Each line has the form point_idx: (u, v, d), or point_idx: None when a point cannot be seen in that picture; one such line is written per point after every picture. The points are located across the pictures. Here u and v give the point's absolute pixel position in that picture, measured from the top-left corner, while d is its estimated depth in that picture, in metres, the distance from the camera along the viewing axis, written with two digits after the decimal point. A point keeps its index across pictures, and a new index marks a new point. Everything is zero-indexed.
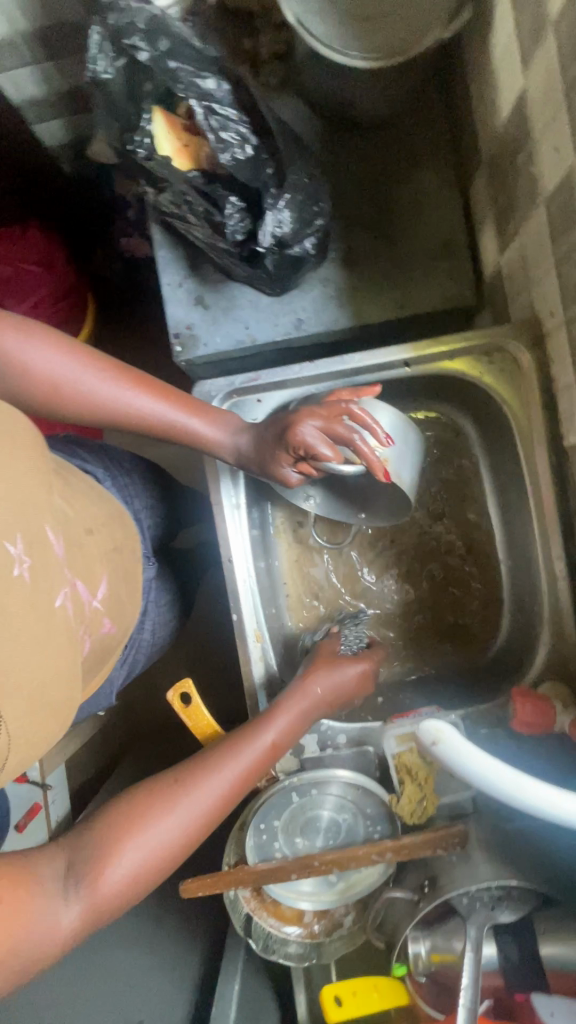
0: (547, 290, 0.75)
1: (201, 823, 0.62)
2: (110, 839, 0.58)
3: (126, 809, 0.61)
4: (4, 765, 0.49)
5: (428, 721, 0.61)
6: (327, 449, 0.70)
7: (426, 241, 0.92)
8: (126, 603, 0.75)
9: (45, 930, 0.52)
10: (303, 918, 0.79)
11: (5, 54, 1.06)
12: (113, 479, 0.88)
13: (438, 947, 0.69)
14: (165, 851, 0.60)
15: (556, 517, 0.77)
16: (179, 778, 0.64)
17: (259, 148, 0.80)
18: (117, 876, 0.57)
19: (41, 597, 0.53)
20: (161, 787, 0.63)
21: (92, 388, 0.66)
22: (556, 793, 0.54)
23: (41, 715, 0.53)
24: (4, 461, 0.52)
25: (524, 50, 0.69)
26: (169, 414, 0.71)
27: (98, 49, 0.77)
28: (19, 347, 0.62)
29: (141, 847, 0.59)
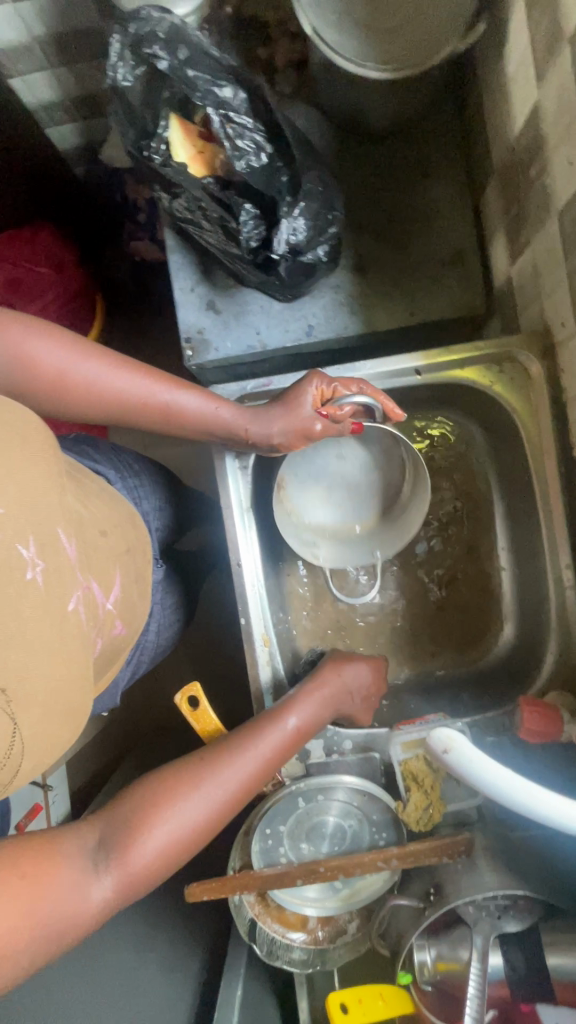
0: (558, 301, 0.76)
1: (225, 803, 0.63)
2: (134, 819, 0.59)
3: (149, 790, 0.61)
4: (19, 770, 0.50)
5: (439, 728, 0.61)
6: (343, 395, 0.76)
7: (437, 249, 0.92)
8: (137, 605, 0.75)
9: (74, 906, 0.52)
10: (307, 924, 0.79)
11: (22, 59, 1.07)
12: (122, 480, 0.88)
13: (443, 955, 0.69)
14: (189, 831, 0.60)
15: (564, 525, 0.78)
16: (203, 759, 0.65)
17: (274, 156, 0.81)
18: (144, 855, 0.57)
19: (55, 600, 0.53)
20: (183, 769, 0.63)
21: (113, 383, 0.68)
22: (566, 803, 0.54)
23: (56, 718, 0.53)
24: (15, 464, 0.52)
25: (539, 63, 0.70)
26: (190, 401, 0.73)
27: (117, 57, 0.77)
28: (42, 347, 0.63)
29: (167, 826, 0.59)
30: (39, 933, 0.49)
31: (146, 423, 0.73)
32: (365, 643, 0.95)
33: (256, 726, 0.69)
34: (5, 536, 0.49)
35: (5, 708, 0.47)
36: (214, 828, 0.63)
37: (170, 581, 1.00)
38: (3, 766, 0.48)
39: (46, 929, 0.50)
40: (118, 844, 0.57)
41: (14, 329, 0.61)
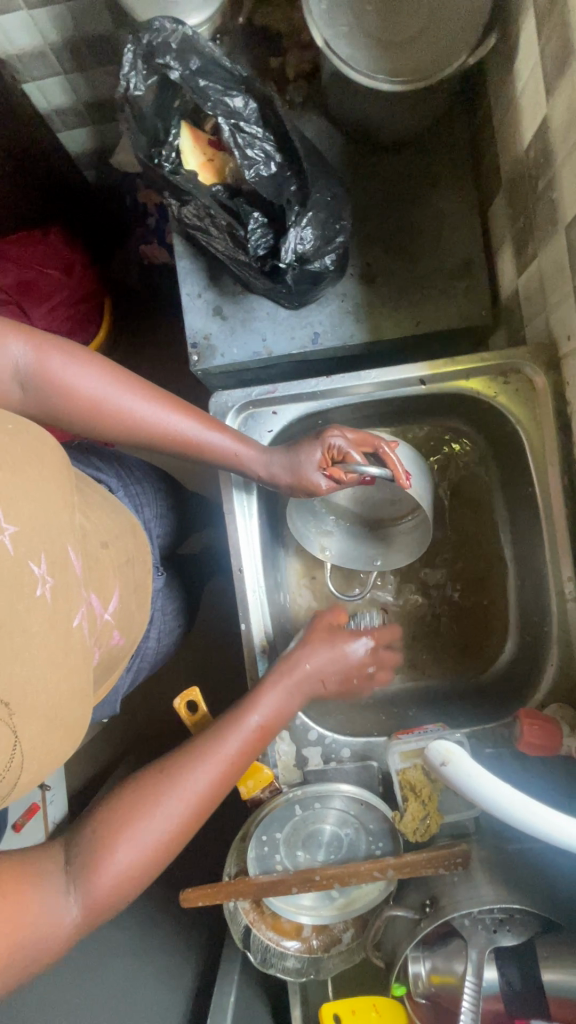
0: (564, 313, 0.76)
1: (190, 817, 0.60)
2: (101, 838, 0.57)
3: (117, 804, 0.60)
4: (17, 783, 0.50)
5: (438, 742, 0.61)
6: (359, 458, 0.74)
7: (444, 258, 0.93)
8: (136, 615, 0.76)
9: (39, 933, 0.51)
10: (302, 932, 0.79)
11: (36, 64, 1.08)
12: (124, 487, 0.88)
13: (438, 967, 0.69)
14: (158, 843, 0.59)
15: (567, 538, 0.77)
16: (167, 771, 0.62)
17: (283, 166, 0.82)
18: (111, 874, 0.56)
19: (61, 615, 0.53)
20: (150, 779, 0.61)
21: (114, 400, 0.66)
22: (564, 821, 0.53)
23: (54, 733, 0.53)
24: (29, 484, 0.53)
25: (549, 77, 0.70)
26: (189, 428, 0.71)
27: (130, 67, 0.77)
28: (41, 360, 0.62)
29: (138, 839, 0.58)
30: (6, 959, 0.49)
31: (142, 445, 0.71)
32: None
33: (222, 728, 0.66)
34: (17, 552, 0.50)
35: (7, 721, 0.48)
36: (185, 837, 0.61)
37: (171, 586, 1.01)
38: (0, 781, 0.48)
39: (11, 957, 0.49)
40: (83, 867, 0.56)
41: (17, 339, 0.61)
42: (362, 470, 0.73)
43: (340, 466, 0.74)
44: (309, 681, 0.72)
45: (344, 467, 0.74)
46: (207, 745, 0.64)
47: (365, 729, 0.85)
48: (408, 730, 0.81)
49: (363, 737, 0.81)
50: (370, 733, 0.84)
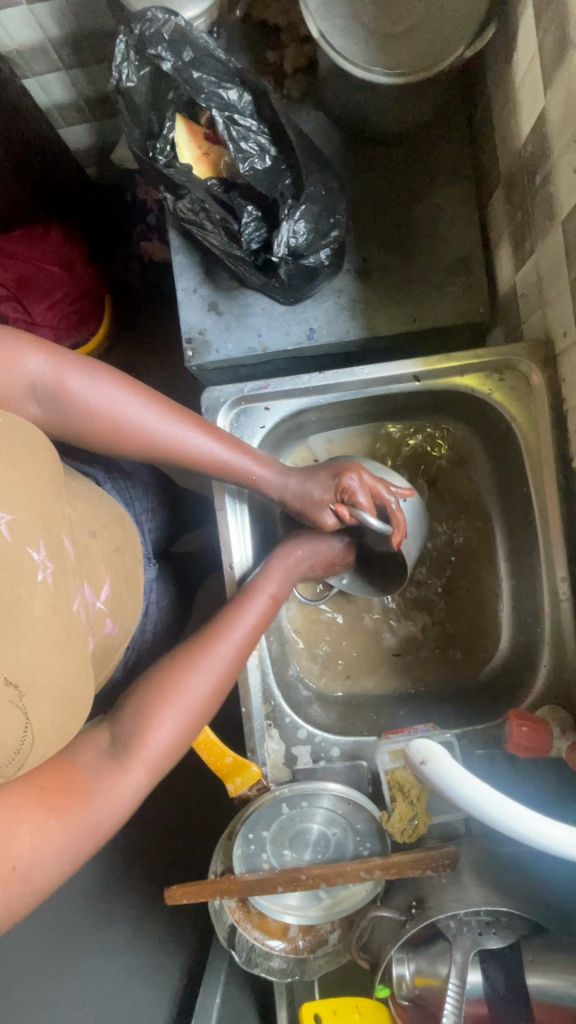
0: (561, 310, 0.75)
1: (221, 679, 0.66)
2: (140, 715, 0.61)
3: (147, 687, 0.64)
4: (26, 762, 0.49)
5: (418, 739, 0.60)
6: (365, 502, 0.75)
7: (441, 255, 0.92)
8: (128, 601, 0.75)
9: (106, 807, 0.55)
10: (288, 933, 0.78)
11: (36, 59, 1.08)
12: (112, 482, 0.89)
13: (422, 970, 0.68)
14: (196, 710, 0.64)
15: (562, 539, 0.77)
16: (191, 650, 0.67)
17: (278, 159, 0.81)
18: (160, 741, 0.61)
19: (62, 598, 0.53)
20: (174, 660, 0.66)
21: (130, 416, 0.66)
22: (557, 829, 0.52)
23: (64, 709, 0.52)
24: (25, 473, 0.52)
25: (547, 71, 0.69)
26: (200, 443, 0.70)
27: (122, 57, 0.77)
28: (51, 371, 0.60)
29: (177, 707, 0.63)
30: (75, 839, 0.52)
31: (150, 460, 0.70)
32: (357, 650, 0.94)
33: (234, 607, 0.72)
34: (15, 540, 0.49)
35: (17, 701, 0.47)
36: (215, 705, 0.67)
37: (165, 581, 1.00)
38: (10, 763, 0.47)
39: (80, 836, 0.52)
40: (130, 741, 0.60)
41: (26, 348, 0.59)
42: (364, 519, 0.74)
43: (346, 509, 0.75)
44: (300, 564, 0.80)
45: (349, 509, 0.75)
46: (220, 623, 0.71)
47: (355, 728, 0.84)
48: (397, 730, 0.81)
49: (353, 736, 0.81)
50: (360, 733, 0.83)
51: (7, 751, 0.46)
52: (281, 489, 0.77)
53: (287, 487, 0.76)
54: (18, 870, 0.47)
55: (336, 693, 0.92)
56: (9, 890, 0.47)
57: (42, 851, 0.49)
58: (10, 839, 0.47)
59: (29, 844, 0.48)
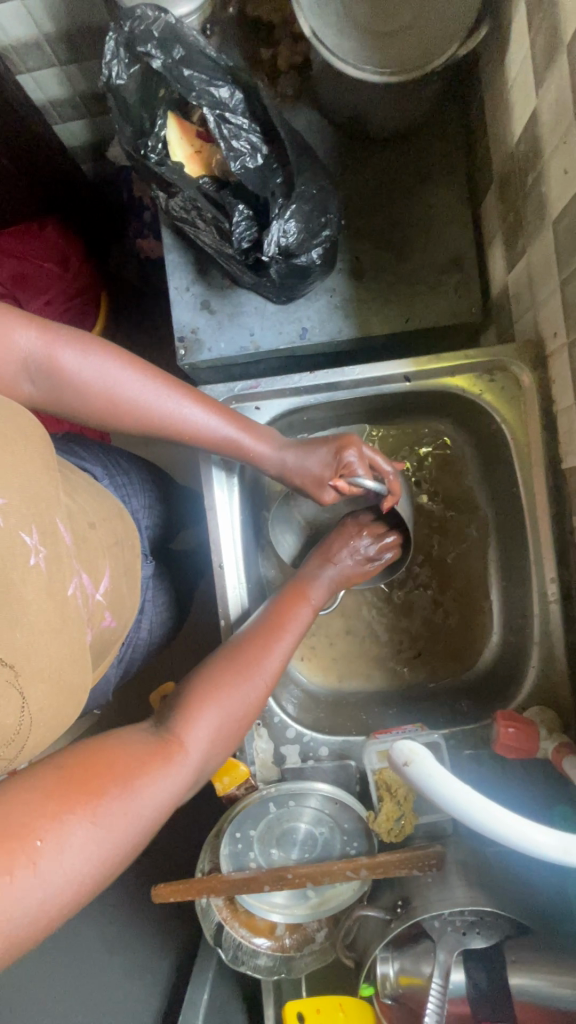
0: (551, 311, 0.75)
1: (264, 688, 0.64)
2: (185, 712, 0.57)
3: (189, 690, 0.60)
4: (22, 747, 0.48)
5: (401, 742, 0.60)
6: (363, 472, 0.76)
7: (434, 255, 0.92)
8: (127, 598, 0.75)
9: (149, 801, 0.48)
10: (275, 930, 0.79)
11: (30, 55, 1.07)
12: (110, 480, 0.88)
13: (406, 969, 0.68)
14: (240, 716, 0.61)
15: (550, 538, 0.77)
16: (234, 655, 0.66)
17: (270, 157, 0.81)
18: (205, 739, 0.56)
19: (57, 583, 0.53)
20: (212, 668, 0.63)
21: (127, 391, 0.65)
22: (537, 829, 0.53)
23: (59, 695, 0.52)
24: (15, 457, 0.51)
25: (538, 70, 0.69)
26: (199, 417, 0.70)
27: (112, 54, 0.77)
28: (43, 346, 0.60)
29: (220, 709, 0.59)
30: (112, 829, 0.45)
31: (151, 437, 0.69)
32: (347, 650, 0.95)
33: (271, 622, 0.71)
34: (8, 524, 0.49)
35: (14, 684, 0.47)
36: (256, 713, 0.64)
37: (162, 578, 0.99)
38: (9, 745, 0.47)
39: (118, 826, 0.45)
40: (174, 737, 0.55)
41: (17, 323, 0.58)
42: (364, 485, 0.75)
43: (346, 482, 0.75)
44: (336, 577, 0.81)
45: (349, 480, 0.75)
46: (259, 634, 0.69)
47: (344, 728, 0.84)
48: (386, 730, 0.81)
49: (342, 735, 0.81)
50: (349, 732, 0.83)
51: (5, 733, 0.46)
52: (280, 464, 0.76)
53: (286, 462, 0.75)
54: (43, 852, 0.40)
55: (326, 692, 0.92)
56: (34, 880, 0.39)
57: (70, 836, 0.42)
58: (34, 819, 0.41)
59: (56, 826, 0.41)
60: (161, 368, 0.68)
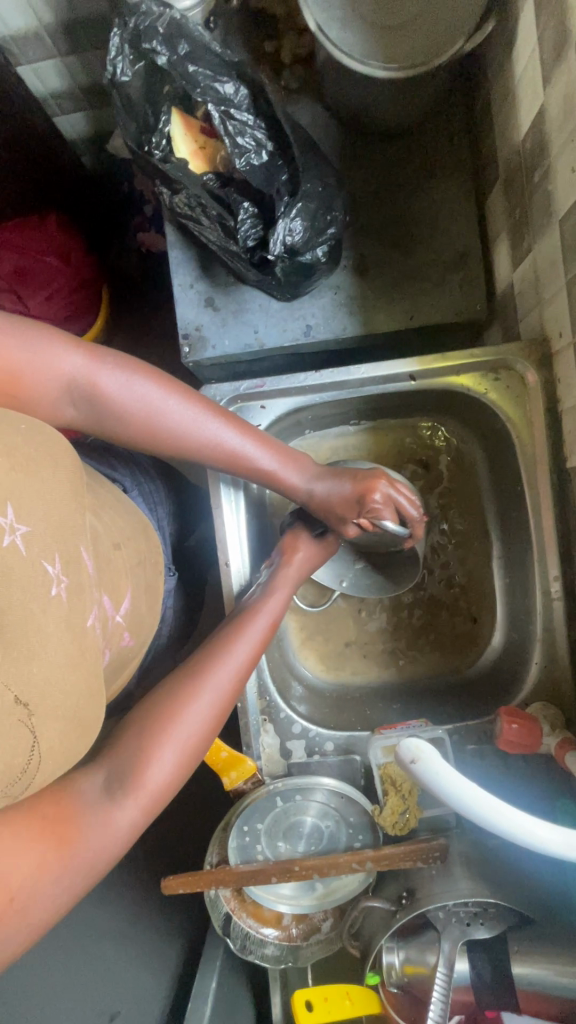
0: (557, 310, 0.75)
1: (222, 707, 0.65)
2: (143, 744, 0.60)
3: (148, 716, 0.62)
4: (32, 782, 0.49)
5: (408, 737, 0.61)
6: (389, 516, 0.75)
7: (439, 252, 0.91)
8: (146, 617, 0.75)
9: (105, 839, 0.54)
10: (281, 921, 0.81)
11: (30, 46, 1.06)
12: (137, 487, 0.89)
13: (411, 958, 0.70)
14: (196, 742, 0.62)
15: (554, 538, 0.77)
16: (191, 675, 0.66)
17: (275, 154, 0.80)
18: (159, 775, 0.59)
19: (75, 615, 0.54)
20: (168, 691, 0.64)
21: (165, 411, 0.66)
22: (547, 826, 0.54)
23: (72, 731, 0.53)
24: (41, 482, 0.52)
25: (546, 67, 0.68)
26: (233, 439, 0.70)
27: (117, 52, 0.77)
28: (87, 370, 0.61)
29: (176, 736, 0.61)
30: (72, 874, 0.51)
31: (184, 457, 0.70)
32: (350, 646, 0.95)
33: (228, 633, 0.71)
34: (30, 552, 0.49)
35: (26, 724, 0.47)
36: (215, 733, 0.65)
37: (181, 585, 1.00)
38: (17, 782, 0.47)
39: (79, 866, 0.52)
40: (131, 769, 0.58)
41: (62, 347, 0.60)
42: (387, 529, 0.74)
43: (369, 522, 0.75)
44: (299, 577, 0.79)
45: (372, 521, 0.75)
46: (215, 648, 0.69)
47: (349, 723, 0.86)
48: (390, 726, 0.82)
49: (347, 731, 0.82)
50: (354, 727, 0.85)
51: (15, 771, 0.46)
52: (305, 494, 0.76)
53: (314, 490, 0.76)
54: (16, 900, 0.47)
55: (330, 688, 0.93)
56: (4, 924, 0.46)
57: (38, 883, 0.48)
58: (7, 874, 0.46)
59: (25, 878, 0.48)
60: (201, 391, 0.69)
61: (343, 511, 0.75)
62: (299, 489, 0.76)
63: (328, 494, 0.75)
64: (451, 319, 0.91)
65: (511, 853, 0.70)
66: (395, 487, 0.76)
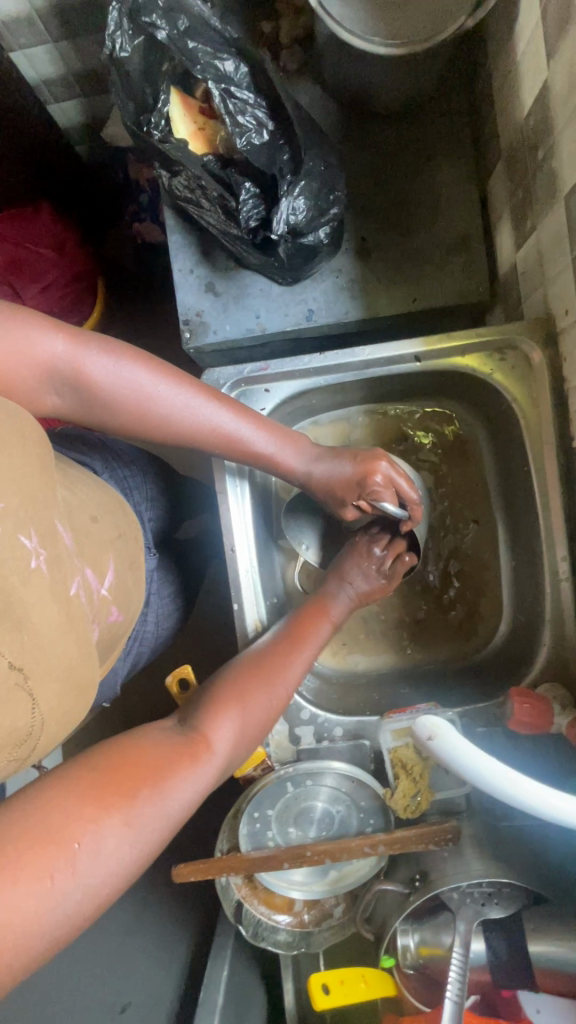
0: (562, 287, 0.74)
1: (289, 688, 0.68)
2: (207, 715, 0.60)
3: (212, 694, 0.63)
4: (36, 743, 0.50)
5: (425, 715, 0.62)
6: (388, 496, 0.75)
7: (441, 234, 0.90)
8: (133, 590, 0.74)
9: (178, 801, 0.51)
10: (293, 907, 0.80)
11: (22, 31, 1.04)
12: (109, 470, 0.86)
13: (427, 940, 0.69)
14: (254, 730, 0.63)
15: (562, 518, 0.77)
16: (255, 662, 0.69)
17: (276, 133, 0.79)
18: (223, 749, 0.58)
19: (60, 584, 0.53)
20: (236, 676, 0.66)
21: (155, 397, 0.64)
22: (561, 796, 0.53)
23: (70, 693, 0.53)
24: (15, 459, 0.50)
25: (549, 39, 0.68)
26: (228, 423, 0.69)
27: (116, 26, 0.75)
28: (71, 354, 0.59)
29: (240, 714, 0.61)
30: (142, 832, 0.47)
31: (180, 444, 0.69)
32: (357, 631, 0.95)
33: (289, 633, 0.74)
34: (6, 527, 0.48)
35: (23, 687, 0.47)
36: (272, 721, 0.66)
37: (166, 569, 0.98)
38: (21, 744, 0.47)
39: (152, 823, 0.48)
40: (198, 725, 0.58)
41: (42, 331, 0.58)
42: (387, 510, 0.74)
43: (368, 505, 0.75)
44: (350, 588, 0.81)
45: (372, 503, 0.75)
46: (276, 646, 0.72)
47: (358, 708, 0.85)
48: (400, 709, 0.81)
49: (356, 715, 0.82)
50: (363, 712, 0.84)
51: (18, 735, 0.46)
52: (303, 475, 0.76)
53: (312, 472, 0.75)
54: (81, 853, 0.43)
55: (337, 674, 0.92)
56: (73, 878, 0.42)
57: (107, 834, 0.45)
58: (70, 819, 0.43)
59: (89, 829, 0.44)
60: (192, 374, 0.68)
61: (342, 492, 0.75)
62: (297, 470, 0.75)
63: (327, 478, 0.75)
64: (453, 300, 0.91)
65: (537, 831, 0.70)
66: (396, 467, 0.77)
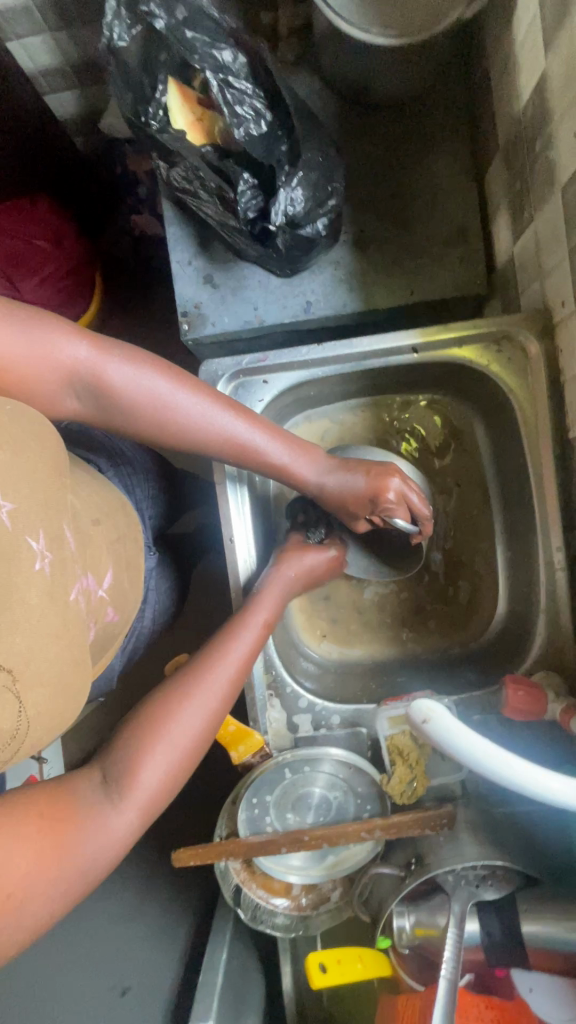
0: (559, 279, 0.75)
1: (221, 707, 0.62)
2: (131, 751, 0.56)
3: (134, 722, 0.59)
4: (20, 748, 0.49)
5: (420, 700, 0.63)
6: (401, 512, 0.76)
7: (440, 225, 0.91)
8: (129, 591, 0.74)
9: (98, 841, 0.51)
10: (291, 891, 0.82)
11: (19, 21, 1.03)
12: (115, 468, 0.87)
13: (422, 921, 0.70)
14: (188, 745, 0.59)
15: (557, 507, 0.77)
16: (179, 679, 0.62)
17: (274, 123, 0.79)
18: (150, 782, 0.56)
19: (59, 588, 0.53)
20: (157, 700, 0.60)
21: (173, 406, 0.64)
22: (557, 781, 0.55)
23: (60, 697, 0.53)
24: (26, 462, 0.51)
25: (547, 31, 0.68)
26: (245, 433, 0.69)
27: (113, 15, 0.75)
28: (93, 362, 0.60)
29: (165, 749, 0.57)
30: (70, 874, 0.49)
31: (197, 452, 0.69)
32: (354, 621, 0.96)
33: (221, 638, 0.67)
34: (15, 527, 0.49)
35: (11, 688, 0.47)
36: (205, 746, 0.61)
37: (164, 566, 0.99)
38: (6, 747, 0.48)
39: (70, 867, 0.49)
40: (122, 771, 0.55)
41: (64, 338, 0.58)
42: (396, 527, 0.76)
43: (380, 519, 0.77)
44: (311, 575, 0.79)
45: (384, 519, 0.77)
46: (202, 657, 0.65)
47: (355, 697, 0.86)
48: (396, 696, 0.82)
49: (352, 705, 0.82)
50: (360, 701, 0.85)
51: (3, 735, 0.47)
52: (317, 488, 0.76)
53: (325, 484, 0.75)
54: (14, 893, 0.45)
55: (334, 663, 0.93)
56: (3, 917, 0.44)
57: (38, 875, 0.47)
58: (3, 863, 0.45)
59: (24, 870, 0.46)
60: (210, 383, 0.68)
61: (355, 506, 0.76)
62: (310, 481, 0.75)
63: (340, 490, 0.75)
64: (451, 292, 0.91)
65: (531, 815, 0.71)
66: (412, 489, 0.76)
